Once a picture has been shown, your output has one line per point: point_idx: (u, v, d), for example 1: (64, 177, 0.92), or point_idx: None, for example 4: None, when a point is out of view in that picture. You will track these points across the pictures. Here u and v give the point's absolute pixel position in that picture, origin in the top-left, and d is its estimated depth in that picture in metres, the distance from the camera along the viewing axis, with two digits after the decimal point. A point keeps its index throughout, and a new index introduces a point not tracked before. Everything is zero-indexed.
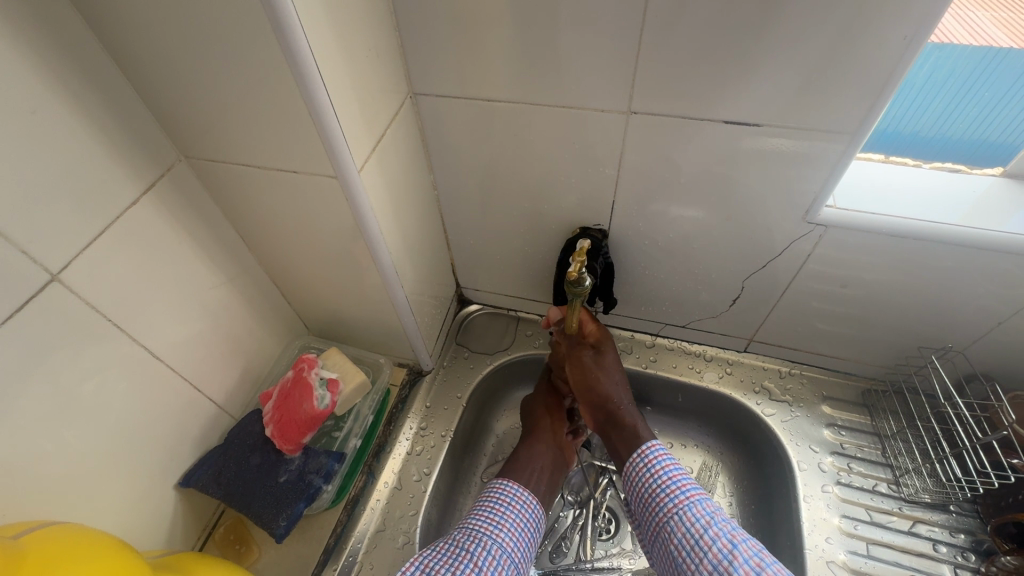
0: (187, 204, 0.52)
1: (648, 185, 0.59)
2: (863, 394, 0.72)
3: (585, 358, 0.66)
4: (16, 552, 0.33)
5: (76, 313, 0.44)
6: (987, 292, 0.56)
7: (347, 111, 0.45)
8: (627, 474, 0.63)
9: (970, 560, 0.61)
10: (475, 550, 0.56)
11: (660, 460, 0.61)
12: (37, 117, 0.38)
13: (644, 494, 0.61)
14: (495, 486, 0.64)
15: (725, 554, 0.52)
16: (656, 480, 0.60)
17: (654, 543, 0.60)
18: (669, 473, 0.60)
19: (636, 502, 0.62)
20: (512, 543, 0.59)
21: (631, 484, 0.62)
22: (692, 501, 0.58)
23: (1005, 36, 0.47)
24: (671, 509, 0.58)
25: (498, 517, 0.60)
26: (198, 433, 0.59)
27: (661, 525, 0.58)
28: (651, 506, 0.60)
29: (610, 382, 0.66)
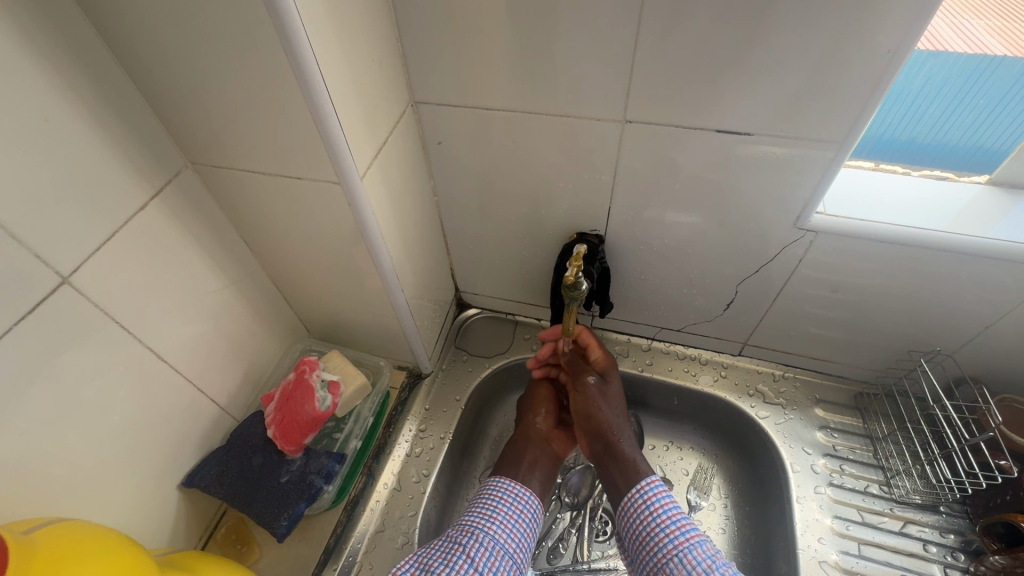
0: (193, 209, 0.53)
1: (644, 191, 0.60)
2: (855, 397, 0.73)
3: (591, 383, 0.67)
4: (28, 546, 0.34)
5: (86, 314, 0.45)
6: (974, 296, 0.57)
7: (350, 119, 0.46)
8: (623, 512, 0.61)
9: (959, 560, 0.62)
10: (469, 543, 0.57)
11: (660, 496, 0.60)
12: (51, 124, 0.39)
13: (641, 532, 0.59)
14: (489, 484, 0.65)
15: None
16: (655, 518, 0.59)
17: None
18: (669, 512, 0.59)
19: (631, 540, 0.60)
20: (506, 535, 0.59)
21: (628, 519, 0.61)
22: (692, 543, 0.56)
23: (998, 44, 0.48)
24: (670, 551, 0.56)
25: (492, 510, 0.61)
26: (201, 434, 0.60)
27: (658, 565, 0.56)
28: (648, 545, 0.58)
29: (610, 412, 0.66)
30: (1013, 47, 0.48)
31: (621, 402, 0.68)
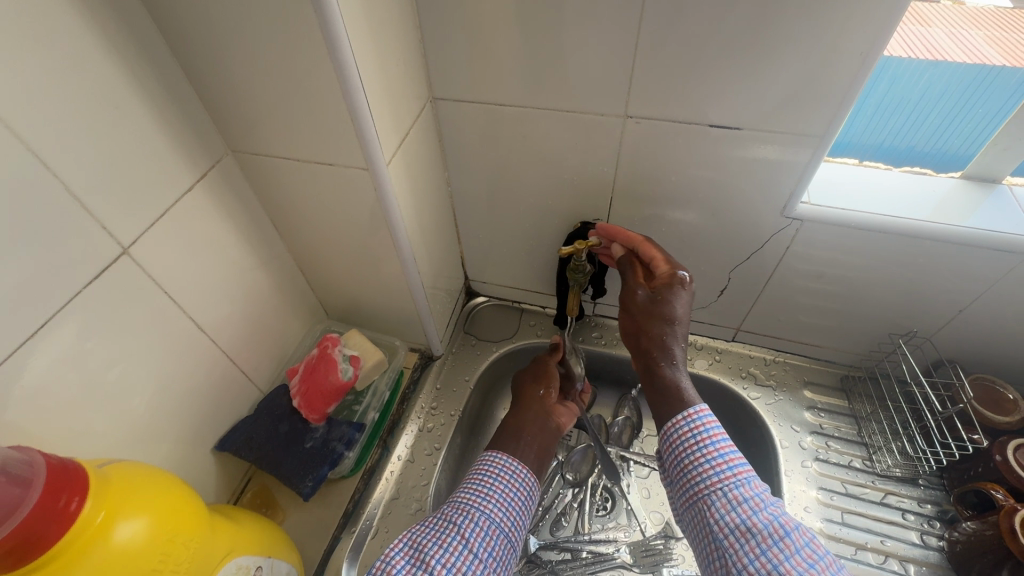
0: (231, 192, 0.58)
1: (643, 183, 0.65)
2: (841, 379, 0.78)
3: (637, 296, 0.61)
4: (102, 478, 0.38)
5: (140, 283, 0.50)
6: (949, 280, 0.62)
7: (379, 111, 0.51)
8: (666, 435, 0.58)
9: (935, 527, 0.66)
10: (463, 522, 0.59)
11: (708, 427, 0.56)
12: (119, 110, 0.45)
13: (683, 461, 0.57)
14: (485, 460, 0.67)
15: (776, 539, 0.49)
16: (700, 449, 0.56)
17: (687, 511, 0.57)
18: (716, 444, 0.56)
19: (671, 465, 0.58)
20: (501, 513, 0.62)
21: (670, 444, 0.58)
22: (739, 479, 0.54)
23: (997, 55, 0.53)
24: (714, 484, 0.54)
25: (488, 489, 0.63)
26: (232, 402, 0.65)
27: (698, 496, 0.55)
28: (691, 474, 0.56)
29: (655, 330, 0.59)
30: (1012, 57, 0.52)
31: (681, 319, 0.59)
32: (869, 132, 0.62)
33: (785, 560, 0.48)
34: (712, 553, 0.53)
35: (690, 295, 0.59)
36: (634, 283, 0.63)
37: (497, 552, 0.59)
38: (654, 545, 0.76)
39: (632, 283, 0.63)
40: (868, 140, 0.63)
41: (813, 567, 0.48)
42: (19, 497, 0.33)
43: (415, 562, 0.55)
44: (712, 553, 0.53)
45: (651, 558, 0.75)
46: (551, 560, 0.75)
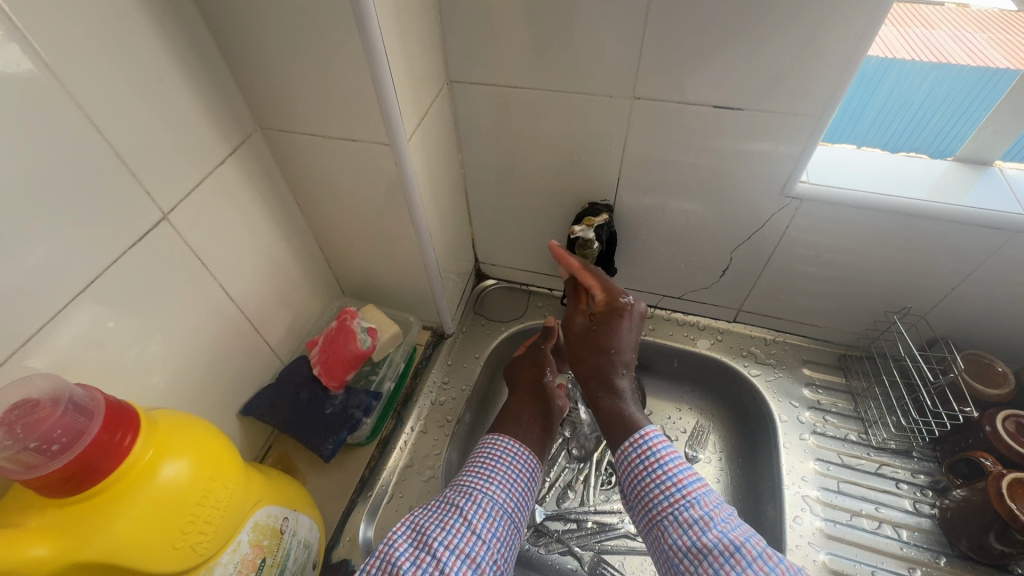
0: (257, 168, 0.61)
1: (650, 163, 0.68)
2: (839, 358, 0.81)
3: (577, 323, 0.64)
4: (151, 420, 0.41)
5: (177, 249, 0.53)
6: (941, 258, 0.65)
7: (401, 90, 0.54)
8: (619, 462, 0.59)
9: (927, 496, 0.69)
10: (465, 504, 0.59)
11: (655, 449, 0.57)
12: (163, 84, 0.48)
13: (637, 486, 0.57)
14: (487, 443, 0.68)
15: (726, 557, 0.49)
16: (650, 473, 0.57)
17: (648, 535, 0.57)
18: (665, 466, 0.57)
19: (628, 490, 0.59)
20: (503, 494, 0.62)
21: (624, 472, 0.59)
22: (688, 500, 0.54)
23: (1000, 57, 0.57)
24: (665, 508, 0.55)
25: (489, 471, 0.64)
26: (255, 370, 0.68)
27: (654, 521, 0.55)
28: (644, 499, 0.57)
29: (595, 357, 0.61)
30: (1015, 60, 0.56)
31: (622, 344, 0.61)
32: (874, 131, 0.66)
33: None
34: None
35: (632, 319, 0.61)
36: (575, 313, 0.66)
37: (500, 532, 0.59)
38: None
39: (575, 312, 0.66)
40: (871, 138, 0.67)
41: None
42: (82, 429, 0.36)
43: (418, 545, 0.55)
44: None
45: None
46: (558, 530, 0.78)
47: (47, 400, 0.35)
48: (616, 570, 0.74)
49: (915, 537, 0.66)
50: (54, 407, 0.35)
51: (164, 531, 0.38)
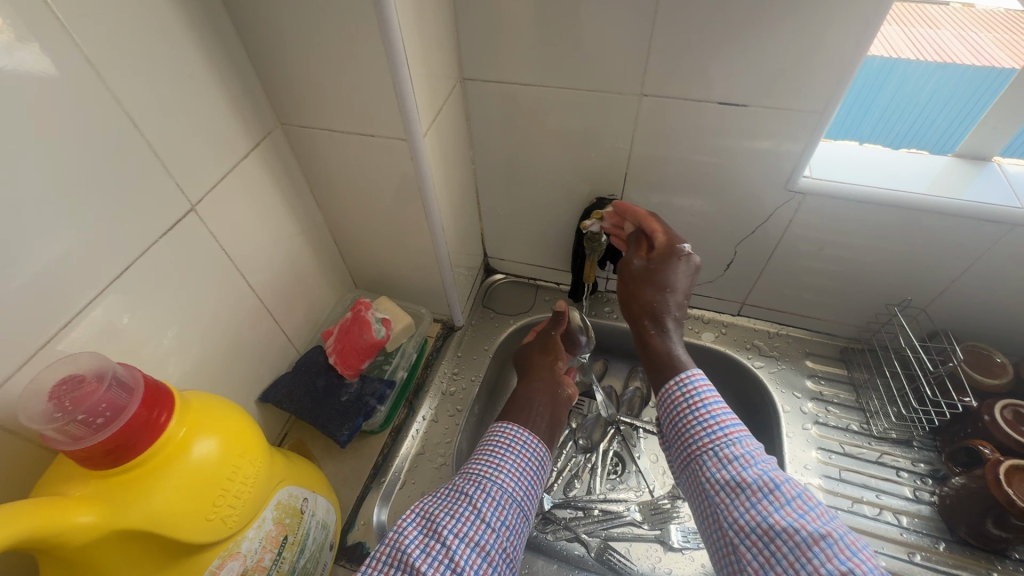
0: (276, 162, 0.63)
1: (657, 160, 0.70)
2: (841, 350, 0.83)
3: (633, 264, 0.64)
4: (184, 399, 0.43)
5: (203, 239, 0.55)
6: (940, 251, 0.66)
7: (418, 86, 0.56)
8: (661, 400, 0.58)
9: (927, 483, 0.70)
10: (474, 493, 0.58)
11: (700, 389, 0.56)
12: (191, 80, 0.50)
13: (677, 424, 0.56)
14: (496, 430, 0.66)
15: (765, 492, 0.48)
16: (693, 411, 0.55)
17: (683, 472, 0.56)
18: (709, 406, 0.55)
19: (667, 429, 0.58)
20: (513, 483, 0.60)
21: (666, 410, 0.58)
22: (730, 439, 0.53)
23: (1005, 57, 0.60)
24: (705, 444, 0.54)
25: (499, 459, 0.62)
26: (273, 359, 0.70)
27: (691, 457, 0.54)
28: (684, 436, 0.56)
29: (648, 295, 0.61)
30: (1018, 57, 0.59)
31: (676, 289, 0.61)
32: (879, 128, 0.69)
33: (774, 511, 0.47)
34: (706, 510, 0.52)
35: (688, 267, 0.61)
36: (633, 255, 0.66)
37: (510, 520, 0.57)
38: (662, 505, 0.80)
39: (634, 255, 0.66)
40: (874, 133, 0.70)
41: (804, 517, 0.46)
42: (123, 404, 0.38)
43: (427, 532, 0.53)
44: (706, 511, 0.52)
45: (660, 516, 0.79)
46: (565, 517, 0.79)
47: (92, 377, 0.38)
48: (622, 556, 0.75)
49: (914, 524, 0.67)
50: (98, 383, 0.37)
51: (196, 502, 0.40)
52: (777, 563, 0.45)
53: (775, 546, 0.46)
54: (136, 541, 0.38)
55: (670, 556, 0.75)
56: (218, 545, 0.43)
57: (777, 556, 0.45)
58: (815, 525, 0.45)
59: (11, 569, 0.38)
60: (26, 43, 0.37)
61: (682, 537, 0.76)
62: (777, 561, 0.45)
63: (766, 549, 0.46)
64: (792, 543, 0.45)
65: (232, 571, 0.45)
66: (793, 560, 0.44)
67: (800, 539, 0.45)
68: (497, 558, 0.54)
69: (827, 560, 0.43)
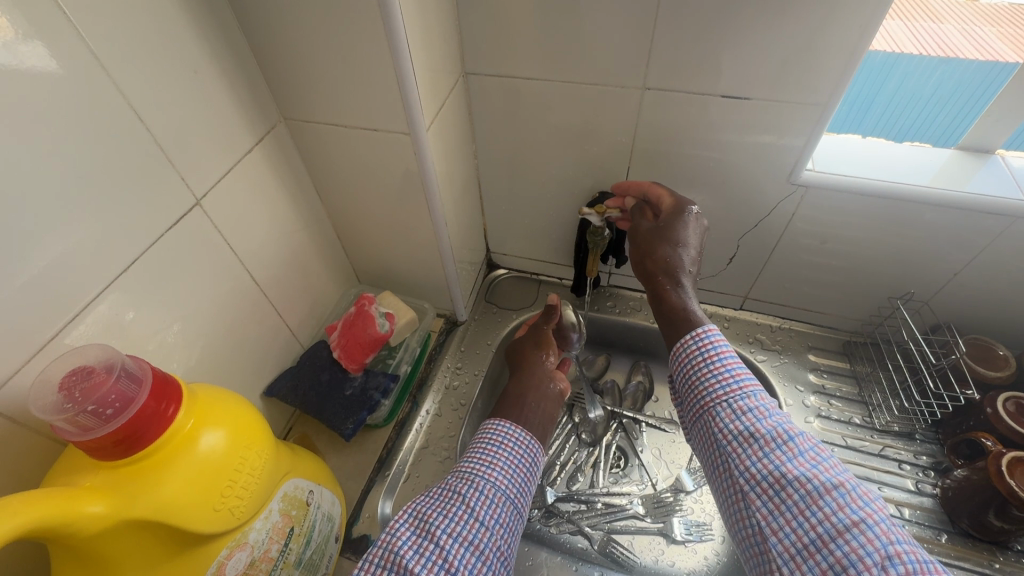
0: (279, 157, 0.64)
1: (659, 154, 0.70)
2: (844, 344, 0.83)
3: (644, 226, 0.66)
4: (192, 392, 0.43)
5: (207, 233, 0.55)
6: (943, 245, 0.66)
7: (421, 80, 0.56)
8: (676, 353, 0.58)
9: (929, 476, 0.70)
10: (468, 491, 0.58)
11: (716, 344, 0.56)
12: (194, 74, 0.50)
13: (691, 377, 0.56)
14: (488, 428, 0.66)
15: (779, 443, 0.48)
16: (708, 364, 0.55)
17: (696, 424, 0.56)
18: (724, 360, 0.55)
19: (681, 383, 0.57)
20: (505, 480, 0.60)
21: (680, 363, 0.58)
22: (745, 392, 0.53)
23: (1009, 51, 0.59)
24: (720, 397, 0.53)
25: (492, 457, 0.62)
26: (277, 353, 0.70)
27: (705, 409, 0.54)
28: (697, 389, 0.55)
29: (660, 251, 0.62)
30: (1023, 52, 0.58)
31: (689, 244, 0.62)
32: (883, 122, 0.68)
33: (787, 461, 0.47)
34: (717, 460, 0.53)
35: (697, 225, 0.63)
36: (641, 219, 0.67)
37: (503, 518, 0.57)
38: (665, 498, 0.80)
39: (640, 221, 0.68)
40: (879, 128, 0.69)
41: (816, 467, 0.46)
42: (132, 396, 0.38)
43: (420, 533, 0.53)
44: (718, 460, 0.53)
45: (662, 509, 0.79)
46: (568, 510, 0.80)
47: (101, 369, 0.38)
48: (625, 549, 0.76)
49: (916, 516, 0.67)
50: (107, 374, 0.38)
51: (205, 491, 0.40)
52: (787, 509, 0.46)
53: (786, 494, 0.46)
54: (145, 532, 0.38)
55: (673, 549, 0.76)
56: (227, 535, 0.44)
57: (788, 503, 0.46)
58: (827, 475, 0.46)
59: (19, 560, 0.39)
60: (32, 40, 0.37)
61: (684, 530, 0.77)
62: (787, 508, 0.46)
63: (777, 497, 0.47)
64: (803, 491, 0.45)
65: (239, 562, 0.45)
66: (804, 508, 0.45)
67: (812, 488, 0.45)
68: (492, 557, 0.54)
69: (838, 508, 0.43)
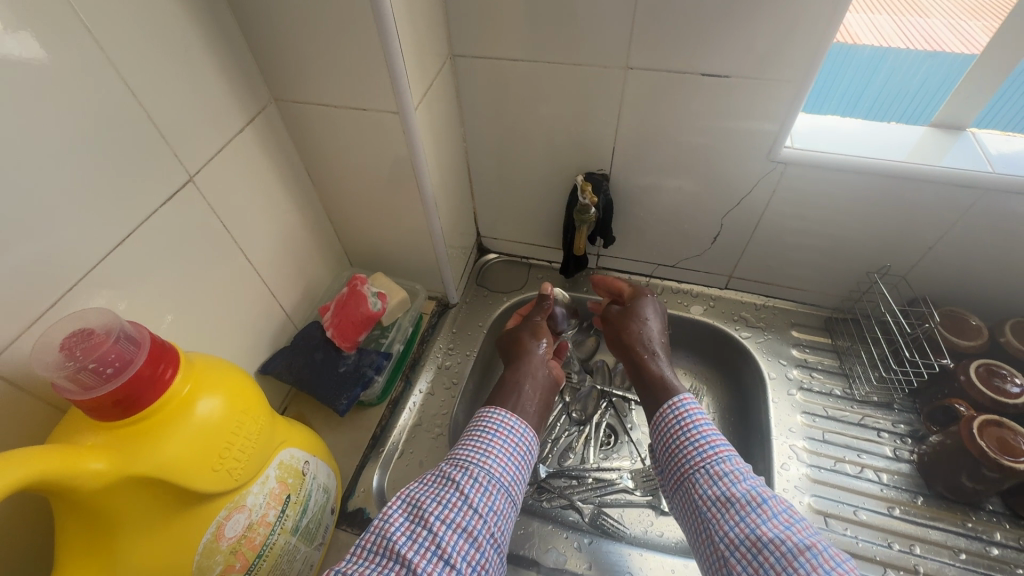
0: (270, 138, 0.65)
1: (643, 133, 0.71)
2: (825, 320, 0.85)
3: (611, 310, 0.76)
4: (188, 358, 0.45)
5: (201, 209, 0.56)
6: (917, 219, 0.69)
7: (409, 59, 0.57)
8: (654, 425, 0.62)
9: (906, 443, 0.73)
10: (463, 478, 0.58)
11: (690, 412, 0.60)
12: (186, 51, 0.51)
13: (670, 445, 0.59)
14: (484, 416, 0.66)
15: (753, 506, 0.51)
16: (685, 433, 0.59)
17: (676, 493, 0.58)
18: (699, 428, 0.59)
19: (661, 453, 0.61)
20: (500, 468, 0.60)
21: (660, 433, 0.61)
22: (720, 457, 0.56)
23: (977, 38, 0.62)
24: (698, 463, 0.57)
25: (487, 444, 0.62)
26: (271, 332, 0.71)
27: (685, 476, 0.57)
28: (677, 457, 0.58)
29: (630, 326, 0.71)
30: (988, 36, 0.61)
31: (651, 318, 0.72)
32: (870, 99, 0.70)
33: (762, 523, 0.49)
34: (699, 528, 0.54)
35: (656, 306, 0.74)
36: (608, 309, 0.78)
37: (498, 505, 0.58)
38: (653, 472, 0.82)
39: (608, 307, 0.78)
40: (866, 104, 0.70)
41: (789, 529, 0.48)
42: (130, 357, 0.39)
43: (414, 518, 0.54)
44: (700, 528, 0.54)
45: (651, 483, 0.81)
46: (560, 486, 0.81)
47: (100, 333, 0.39)
48: (615, 521, 0.78)
49: (894, 480, 0.70)
50: (106, 336, 0.39)
51: (204, 452, 0.42)
52: (765, 573, 0.47)
53: (763, 557, 0.47)
54: (148, 487, 0.39)
55: (661, 520, 0.78)
56: (225, 496, 0.45)
57: (766, 566, 0.47)
58: (800, 536, 0.47)
59: (23, 507, 0.40)
60: (19, 31, 0.38)
61: None
62: (765, 570, 0.47)
63: (755, 560, 0.48)
64: (779, 553, 0.46)
65: (238, 523, 0.46)
66: (781, 570, 0.46)
67: (787, 549, 0.46)
68: (485, 543, 0.55)
69: (813, 569, 0.44)
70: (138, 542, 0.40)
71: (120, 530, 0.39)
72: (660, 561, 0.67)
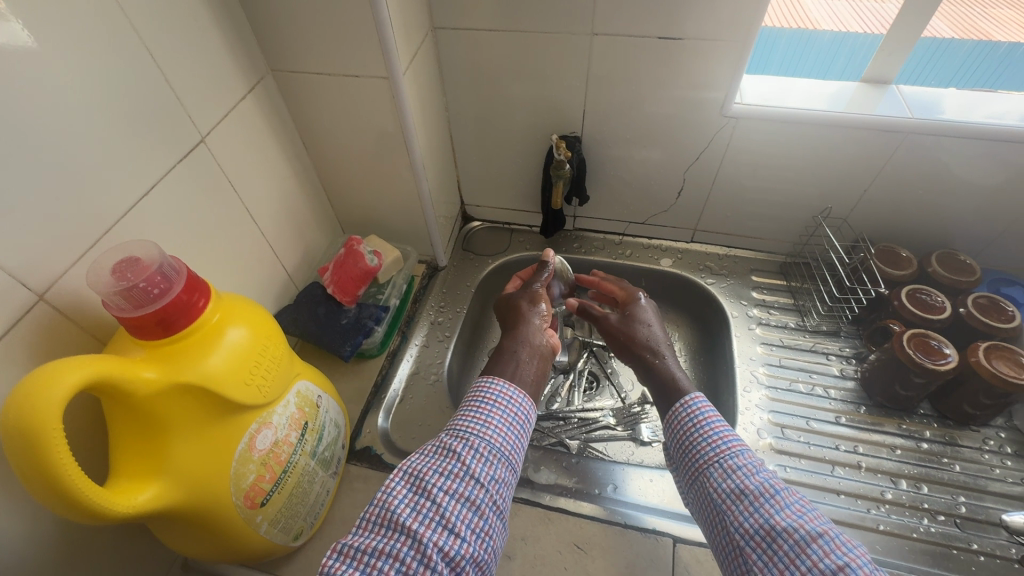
0: (267, 107, 0.70)
1: (610, 96, 0.78)
2: (781, 265, 0.94)
3: (610, 319, 0.75)
4: (217, 293, 0.51)
5: (210, 169, 0.61)
6: (850, 166, 0.78)
7: (397, 27, 0.63)
8: (669, 423, 0.61)
9: (851, 363, 0.82)
10: (462, 451, 0.55)
11: (703, 409, 0.60)
12: (194, 21, 0.56)
13: (684, 441, 0.58)
14: (480, 387, 0.62)
15: (767, 497, 0.50)
16: (699, 428, 0.58)
17: (689, 486, 0.57)
18: (713, 424, 0.58)
19: (675, 449, 0.60)
20: (500, 438, 0.57)
21: (674, 430, 0.60)
22: (733, 450, 0.55)
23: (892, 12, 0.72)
24: (711, 457, 0.56)
25: (487, 415, 0.59)
26: (275, 290, 0.77)
27: (699, 470, 0.56)
28: (692, 453, 0.57)
29: (637, 331, 0.72)
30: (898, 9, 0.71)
31: (652, 323, 0.73)
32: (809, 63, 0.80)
33: (775, 513, 0.49)
34: (712, 519, 0.53)
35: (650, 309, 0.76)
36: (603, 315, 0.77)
37: (497, 477, 0.55)
38: (632, 410, 0.91)
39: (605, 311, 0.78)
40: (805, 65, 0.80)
41: (800, 517, 0.48)
42: (170, 285, 0.45)
43: (416, 490, 0.51)
44: (714, 520, 0.53)
45: (630, 419, 0.89)
46: (549, 426, 0.89)
47: (144, 263, 0.45)
48: (600, 452, 0.86)
49: (842, 394, 0.79)
50: (150, 264, 0.45)
51: (238, 371, 0.48)
52: (779, 562, 0.46)
53: (777, 545, 0.47)
54: (191, 398, 0.45)
55: (641, 449, 0.86)
56: (253, 412, 0.51)
57: (779, 555, 0.46)
58: (812, 524, 0.47)
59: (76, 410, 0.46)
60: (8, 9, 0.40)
61: (650, 433, 0.88)
62: (779, 560, 0.46)
63: (769, 549, 0.47)
64: (792, 540, 0.46)
65: (266, 439, 0.52)
66: (794, 557, 0.45)
67: (799, 538, 0.46)
68: (489, 513, 0.52)
69: (824, 555, 0.44)
70: (185, 447, 0.46)
71: (169, 434, 0.45)
72: (640, 474, 0.75)
